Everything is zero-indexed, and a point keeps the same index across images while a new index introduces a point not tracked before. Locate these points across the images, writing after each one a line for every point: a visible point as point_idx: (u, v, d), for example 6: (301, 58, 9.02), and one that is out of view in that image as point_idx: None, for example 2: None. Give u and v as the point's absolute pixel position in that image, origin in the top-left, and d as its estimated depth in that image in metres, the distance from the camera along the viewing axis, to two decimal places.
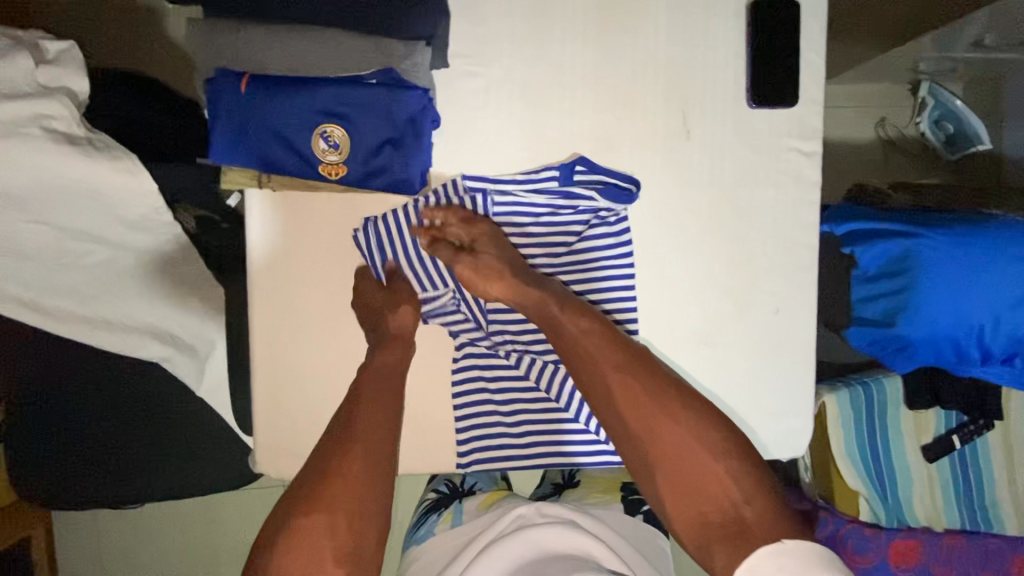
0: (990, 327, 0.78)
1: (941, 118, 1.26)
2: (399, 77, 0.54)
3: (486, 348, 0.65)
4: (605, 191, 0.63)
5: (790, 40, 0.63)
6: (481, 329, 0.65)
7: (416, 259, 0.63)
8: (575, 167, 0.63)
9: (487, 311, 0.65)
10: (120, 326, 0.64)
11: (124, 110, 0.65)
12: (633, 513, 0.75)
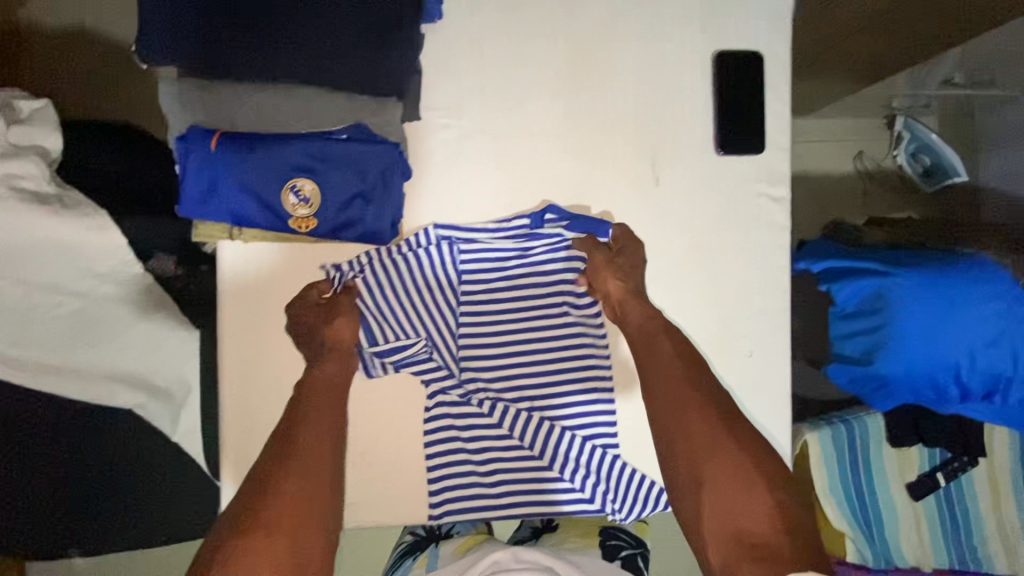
0: (966, 365, 0.78)
1: (917, 151, 1.30)
2: (369, 132, 0.56)
3: (458, 396, 0.64)
4: (574, 226, 0.64)
5: (754, 90, 0.65)
6: (454, 377, 0.64)
7: (385, 308, 0.63)
8: (546, 215, 0.64)
9: (459, 359, 0.64)
10: (89, 374, 0.61)
11: (97, 160, 0.66)
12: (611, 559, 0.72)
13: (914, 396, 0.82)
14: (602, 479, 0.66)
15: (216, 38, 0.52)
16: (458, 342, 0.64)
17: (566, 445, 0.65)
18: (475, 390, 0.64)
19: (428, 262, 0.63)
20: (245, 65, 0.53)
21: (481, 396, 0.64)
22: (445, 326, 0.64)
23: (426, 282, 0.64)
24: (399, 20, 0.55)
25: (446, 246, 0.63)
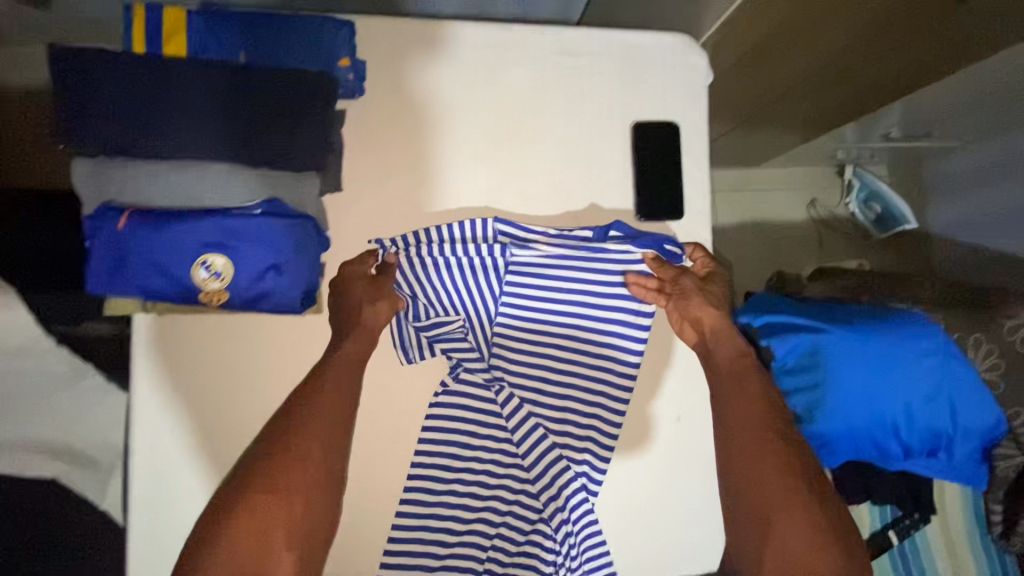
0: (903, 422, 0.78)
1: (868, 199, 1.36)
2: (283, 206, 0.56)
3: (482, 379, 0.67)
4: (639, 244, 0.64)
5: (669, 158, 0.68)
6: (482, 359, 0.66)
7: (434, 291, 0.64)
8: (610, 231, 0.65)
9: (492, 341, 0.66)
10: (14, 447, 0.66)
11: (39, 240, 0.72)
12: None
13: (857, 453, 0.81)
14: (574, 521, 0.65)
15: (128, 120, 0.54)
16: (493, 328, 0.66)
17: (558, 473, 0.66)
18: (499, 376, 0.67)
19: (477, 258, 0.63)
20: (158, 147, 0.54)
21: (500, 383, 0.67)
22: (485, 313, 0.66)
23: (474, 277, 0.64)
24: (313, 101, 0.57)
25: (501, 249, 0.63)
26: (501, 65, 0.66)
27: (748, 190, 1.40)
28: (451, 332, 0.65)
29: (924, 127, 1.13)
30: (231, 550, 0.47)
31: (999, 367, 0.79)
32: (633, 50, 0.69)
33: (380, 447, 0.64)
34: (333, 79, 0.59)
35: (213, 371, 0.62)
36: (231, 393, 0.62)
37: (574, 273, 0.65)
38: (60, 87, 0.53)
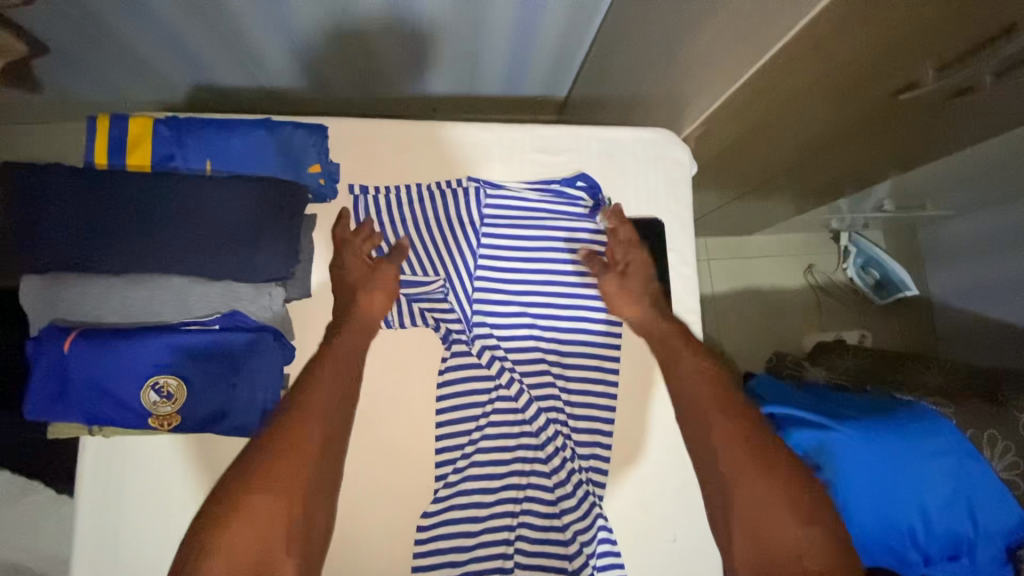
0: (921, 528, 0.72)
1: (866, 264, 1.34)
2: (243, 319, 0.54)
3: (468, 346, 0.62)
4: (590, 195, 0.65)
5: (654, 257, 0.65)
6: (465, 322, 0.62)
7: (410, 240, 0.63)
8: (576, 181, 0.65)
9: (473, 301, 0.62)
10: None
11: None
12: None
13: (872, 559, 0.75)
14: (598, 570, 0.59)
15: (80, 236, 0.51)
16: (474, 287, 0.62)
17: (585, 520, 0.60)
18: (483, 337, 0.63)
19: (455, 206, 0.63)
20: (110, 265, 0.51)
21: (491, 352, 0.62)
22: (464, 269, 0.63)
23: (451, 224, 0.63)
24: (279, 211, 0.55)
25: (475, 189, 0.63)
26: (479, 166, 0.65)
27: (742, 257, 1.38)
28: (431, 291, 0.61)
29: (918, 199, 1.10)
30: (235, 551, 0.43)
31: (1020, 466, 0.73)
32: (613, 148, 0.68)
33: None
34: (302, 188, 0.57)
35: (163, 496, 0.57)
36: (182, 523, 0.57)
37: (545, 224, 0.65)
38: (11, 204, 0.50)
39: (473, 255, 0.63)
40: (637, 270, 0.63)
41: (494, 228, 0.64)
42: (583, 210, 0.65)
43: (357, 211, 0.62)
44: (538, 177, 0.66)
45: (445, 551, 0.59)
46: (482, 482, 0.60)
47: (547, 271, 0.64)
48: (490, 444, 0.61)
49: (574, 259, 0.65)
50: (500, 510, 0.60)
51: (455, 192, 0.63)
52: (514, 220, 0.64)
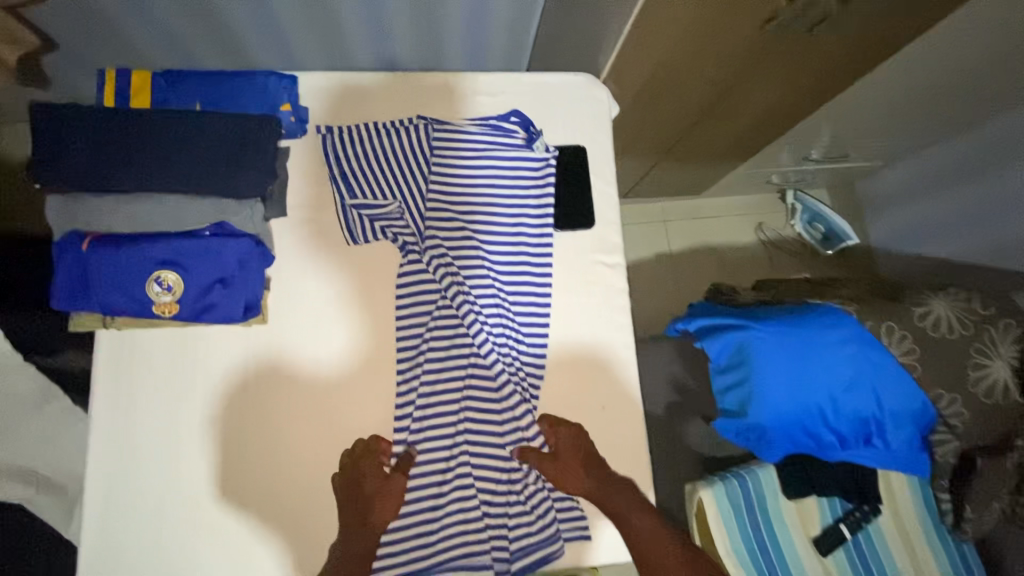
0: (830, 408, 0.82)
1: (812, 220, 1.44)
2: (229, 228, 0.64)
3: (418, 257, 0.72)
4: (522, 127, 0.76)
5: (579, 176, 0.77)
6: (418, 236, 0.72)
7: (367, 170, 0.73)
8: (510, 118, 0.77)
9: (424, 220, 0.72)
10: None
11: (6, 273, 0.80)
12: None
13: (794, 444, 0.84)
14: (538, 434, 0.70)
15: (92, 160, 0.62)
16: (426, 207, 0.72)
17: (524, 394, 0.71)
18: (432, 248, 0.72)
19: (407, 139, 0.74)
20: (120, 183, 0.63)
21: (439, 261, 0.71)
22: (416, 193, 0.73)
23: (403, 155, 0.73)
24: (257, 140, 0.67)
25: (423, 125, 0.74)
26: (425, 107, 0.77)
27: (695, 218, 1.49)
28: (388, 213, 0.72)
29: (841, 149, 1.22)
30: None
31: (915, 350, 0.84)
32: (542, 89, 0.80)
33: (318, 451, 0.69)
34: (275, 122, 0.68)
35: (166, 384, 0.68)
36: (184, 404, 0.68)
37: (484, 151, 0.74)
38: (36, 134, 0.62)
39: (425, 182, 0.73)
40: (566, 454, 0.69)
41: (439, 160, 0.73)
42: (519, 141, 0.75)
43: (325, 148, 0.73)
44: (478, 116, 0.77)
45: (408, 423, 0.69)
46: (437, 365, 0.71)
47: (488, 194, 0.74)
48: (440, 333, 0.71)
49: (510, 182, 0.75)
50: (451, 389, 0.71)
51: (406, 129, 0.74)
52: (457, 147, 0.74)
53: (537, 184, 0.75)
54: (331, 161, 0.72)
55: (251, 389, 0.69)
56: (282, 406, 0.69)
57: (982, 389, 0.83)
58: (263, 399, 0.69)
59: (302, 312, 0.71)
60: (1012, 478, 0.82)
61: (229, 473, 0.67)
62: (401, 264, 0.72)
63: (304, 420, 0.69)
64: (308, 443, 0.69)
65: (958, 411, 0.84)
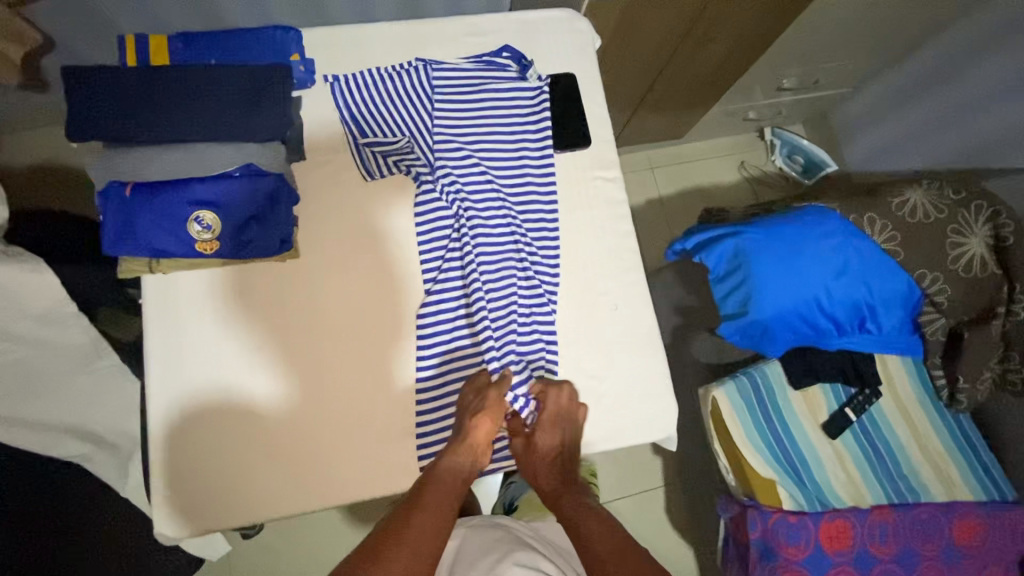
0: (825, 297, 0.88)
1: (791, 153, 1.46)
2: (258, 169, 0.70)
3: (430, 183, 0.76)
4: (513, 60, 0.82)
5: (572, 99, 0.83)
6: (427, 165, 0.77)
7: (376, 113, 0.78)
8: (503, 53, 0.82)
9: (432, 150, 0.77)
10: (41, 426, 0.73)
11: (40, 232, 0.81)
12: None
13: (795, 335, 0.90)
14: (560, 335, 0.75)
15: (127, 114, 0.67)
16: (432, 139, 0.77)
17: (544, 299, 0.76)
18: (442, 174, 0.76)
19: (409, 80, 0.79)
20: (152, 133, 0.67)
21: (451, 185, 0.76)
22: (421, 128, 0.78)
23: (408, 95, 0.79)
24: (272, 86, 0.72)
25: (422, 66, 0.79)
26: (422, 50, 0.83)
27: (681, 162, 1.56)
28: (398, 148, 0.77)
29: (810, 76, 1.28)
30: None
31: (896, 238, 0.90)
32: (528, 26, 0.86)
33: (356, 370, 0.73)
34: (288, 69, 0.73)
35: (208, 323, 0.73)
36: (231, 336, 0.73)
37: (481, 85, 0.80)
38: (70, 97, 0.67)
39: (429, 116, 0.78)
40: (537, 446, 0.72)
41: (441, 95, 0.79)
42: (513, 74, 0.82)
43: (335, 95, 0.78)
44: (472, 56, 0.83)
45: (440, 338, 0.74)
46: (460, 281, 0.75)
47: (490, 123, 0.80)
48: (456, 251, 0.75)
49: (507, 110, 0.80)
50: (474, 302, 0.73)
51: (407, 70, 0.79)
52: (456, 84, 0.80)
53: (533, 110, 0.81)
54: (341, 105, 0.77)
55: (291, 319, 0.74)
56: (319, 333, 0.74)
57: (961, 266, 0.89)
58: (301, 327, 0.74)
59: (330, 245, 0.76)
60: (994, 346, 0.90)
61: (277, 395, 0.71)
62: (417, 195, 0.77)
63: (342, 344, 0.74)
64: (347, 366, 0.73)
65: (941, 289, 0.90)
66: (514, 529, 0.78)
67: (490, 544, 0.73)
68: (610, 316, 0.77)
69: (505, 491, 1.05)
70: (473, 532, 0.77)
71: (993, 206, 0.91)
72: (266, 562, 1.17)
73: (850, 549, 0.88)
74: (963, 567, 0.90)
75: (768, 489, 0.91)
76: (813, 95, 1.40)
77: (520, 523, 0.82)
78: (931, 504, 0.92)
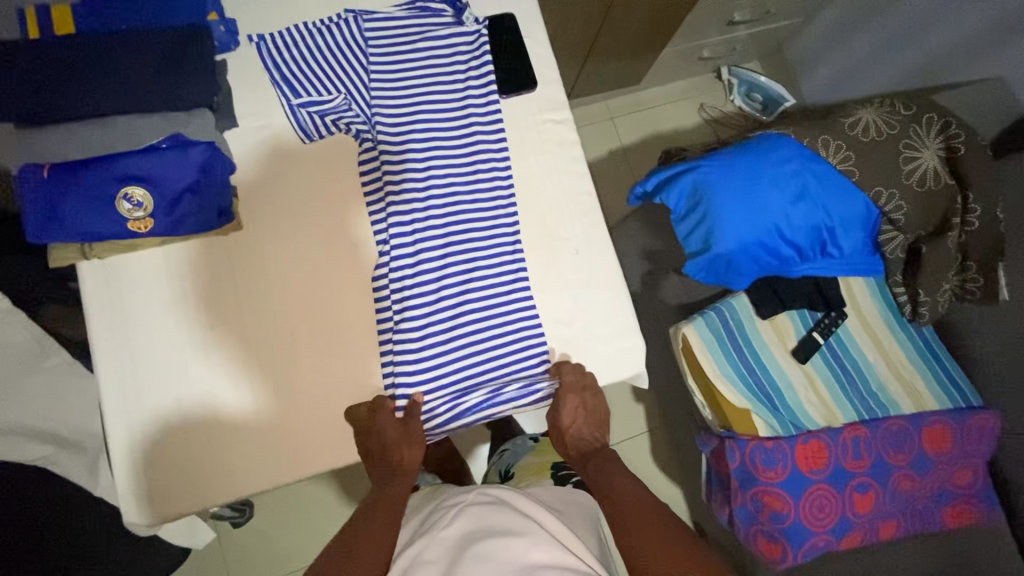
0: (785, 225, 0.87)
1: (749, 91, 1.45)
2: (186, 139, 0.66)
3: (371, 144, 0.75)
4: (447, 4, 0.79)
5: (514, 40, 0.80)
6: (367, 121, 0.74)
7: (305, 71, 0.74)
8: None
9: (371, 107, 0.74)
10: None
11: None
12: (563, 483, 0.85)
13: (758, 265, 0.90)
14: (522, 282, 0.73)
15: (30, 88, 0.62)
16: (369, 93, 0.74)
17: (501, 249, 0.73)
18: (381, 130, 0.74)
19: (338, 34, 0.75)
20: (64, 108, 0.63)
21: (391, 140, 0.73)
22: (357, 85, 0.75)
23: (339, 48, 0.75)
24: (189, 47, 0.67)
25: (350, 15, 0.76)
26: (352, 2, 0.79)
27: (640, 109, 1.54)
28: (335, 107, 0.73)
29: (761, 6, 1.26)
30: None
31: (851, 158, 0.90)
32: None
33: (317, 338, 0.71)
34: (207, 30, 0.69)
35: (152, 305, 0.70)
36: (181, 316, 0.70)
37: (416, 33, 0.77)
38: None
39: (365, 70, 0.75)
40: (557, 420, 0.75)
41: (375, 47, 0.76)
42: (448, 18, 0.79)
43: (262, 55, 0.73)
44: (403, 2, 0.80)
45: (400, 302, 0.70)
46: (410, 238, 0.71)
47: (429, 72, 0.77)
48: (399, 207, 0.72)
49: (444, 57, 0.78)
50: (428, 257, 0.71)
51: (338, 22, 0.76)
52: (389, 32, 0.76)
53: (472, 53, 0.78)
54: (270, 65, 0.73)
55: (243, 293, 0.72)
56: (273, 304, 0.71)
57: (915, 180, 0.90)
58: (254, 301, 0.71)
59: (275, 215, 0.74)
60: (951, 258, 0.91)
61: (236, 373, 0.69)
62: (359, 153, 0.75)
63: (298, 313, 0.72)
64: (306, 334, 0.71)
65: (897, 206, 0.90)
66: (516, 505, 0.69)
67: (494, 527, 0.63)
68: (572, 261, 0.76)
69: (500, 459, 1.03)
70: (473, 515, 0.66)
71: (944, 117, 0.92)
72: (263, 548, 1.17)
73: (827, 467, 0.91)
74: (933, 473, 0.94)
75: (744, 419, 0.93)
76: (766, 28, 1.38)
77: (518, 493, 0.73)
78: (900, 416, 0.95)
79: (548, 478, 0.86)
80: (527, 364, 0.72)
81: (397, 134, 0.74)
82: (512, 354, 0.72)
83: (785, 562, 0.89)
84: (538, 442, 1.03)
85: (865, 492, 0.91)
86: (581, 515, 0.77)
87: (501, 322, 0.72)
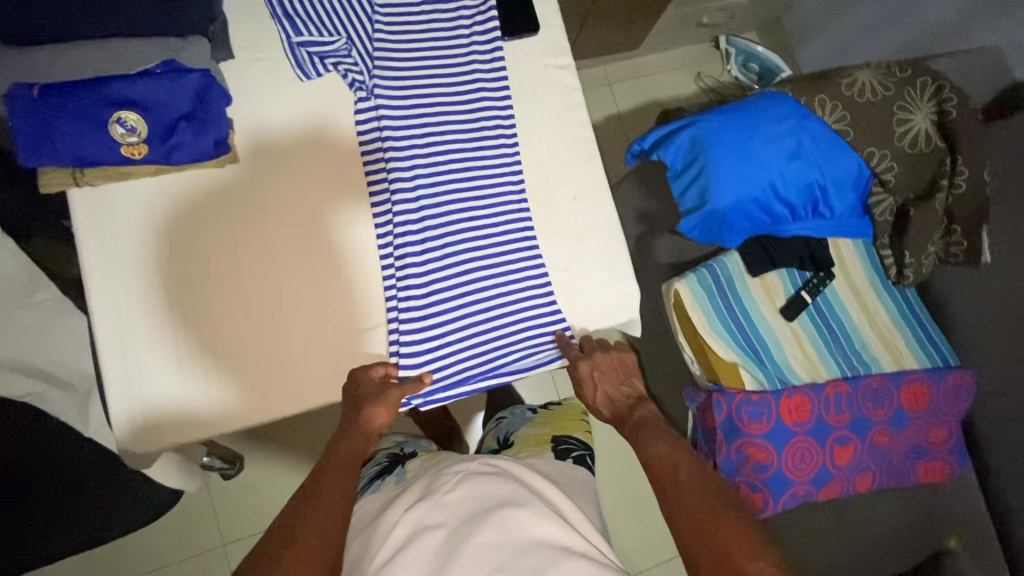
0: (780, 182, 0.88)
1: (745, 62, 1.41)
2: (180, 66, 0.65)
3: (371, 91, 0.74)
4: None
5: None
6: (366, 70, 0.73)
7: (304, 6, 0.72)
8: None
9: (371, 54, 0.73)
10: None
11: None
12: (564, 458, 0.85)
13: (751, 222, 0.91)
14: (519, 223, 0.74)
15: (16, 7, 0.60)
16: (371, 41, 0.74)
17: (498, 190, 0.74)
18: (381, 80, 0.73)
19: None
20: (54, 27, 0.61)
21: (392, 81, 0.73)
22: (358, 31, 0.73)
23: None
24: None
25: None
26: None
27: (637, 77, 1.53)
28: (336, 50, 0.72)
29: None
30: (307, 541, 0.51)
31: (847, 117, 0.91)
32: None
33: (315, 274, 0.72)
34: None
35: (145, 235, 0.70)
36: (175, 250, 0.70)
37: None
38: None
39: (368, 12, 0.74)
40: (585, 398, 0.73)
41: None
42: None
43: None
44: None
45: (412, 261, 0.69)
46: (410, 176, 0.71)
47: (429, 13, 0.77)
48: (398, 146, 0.72)
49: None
50: (426, 196, 0.71)
51: None
52: None
53: None
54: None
55: (239, 229, 0.71)
56: (270, 239, 0.72)
57: (907, 141, 0.91)
58: (250, 237, 0.71)
59: (272, 152, 0.73)
60: (937, 222, 0.93)
61: (230, 307, 0.70)
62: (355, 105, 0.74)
63: (297, 249, 0.72)
64: (303, 270, 0.71)
65: (888, 167, 0.91)
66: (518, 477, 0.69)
67: (495, 497, 0.64)
68: (570, 205, 0.77)
69: (496, 428, 1.03)
70: (474, 483, 0.66)
71: (938, 81, 0.93)
72: (254, 501, 1.17)
73: (809, 420, 0.93)
74: (909, 429, 0.97)
75: (731, 372, 0.95)
76: None
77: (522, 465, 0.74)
78: (881, 374, 0.98)
79: (547, 451, 0.87)
80: (522, 305, 0.73)
81: (399, 79, 0.74)
82: (507, 295, 0.72)
83: (765, 510, 0.93)
84: (536, 414, 1.02)
85: (844, 444, 0.95)
86: (577, 489, 0.78)
87: (497, 263, 0.72)
